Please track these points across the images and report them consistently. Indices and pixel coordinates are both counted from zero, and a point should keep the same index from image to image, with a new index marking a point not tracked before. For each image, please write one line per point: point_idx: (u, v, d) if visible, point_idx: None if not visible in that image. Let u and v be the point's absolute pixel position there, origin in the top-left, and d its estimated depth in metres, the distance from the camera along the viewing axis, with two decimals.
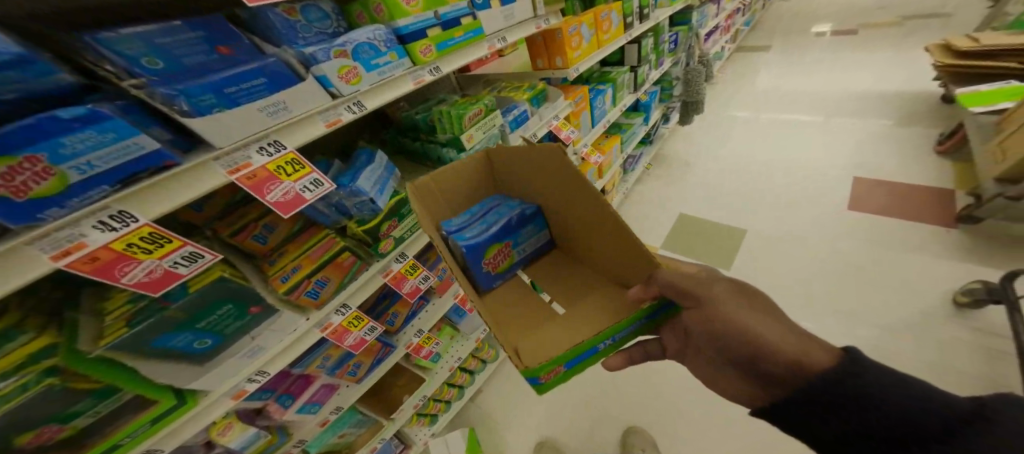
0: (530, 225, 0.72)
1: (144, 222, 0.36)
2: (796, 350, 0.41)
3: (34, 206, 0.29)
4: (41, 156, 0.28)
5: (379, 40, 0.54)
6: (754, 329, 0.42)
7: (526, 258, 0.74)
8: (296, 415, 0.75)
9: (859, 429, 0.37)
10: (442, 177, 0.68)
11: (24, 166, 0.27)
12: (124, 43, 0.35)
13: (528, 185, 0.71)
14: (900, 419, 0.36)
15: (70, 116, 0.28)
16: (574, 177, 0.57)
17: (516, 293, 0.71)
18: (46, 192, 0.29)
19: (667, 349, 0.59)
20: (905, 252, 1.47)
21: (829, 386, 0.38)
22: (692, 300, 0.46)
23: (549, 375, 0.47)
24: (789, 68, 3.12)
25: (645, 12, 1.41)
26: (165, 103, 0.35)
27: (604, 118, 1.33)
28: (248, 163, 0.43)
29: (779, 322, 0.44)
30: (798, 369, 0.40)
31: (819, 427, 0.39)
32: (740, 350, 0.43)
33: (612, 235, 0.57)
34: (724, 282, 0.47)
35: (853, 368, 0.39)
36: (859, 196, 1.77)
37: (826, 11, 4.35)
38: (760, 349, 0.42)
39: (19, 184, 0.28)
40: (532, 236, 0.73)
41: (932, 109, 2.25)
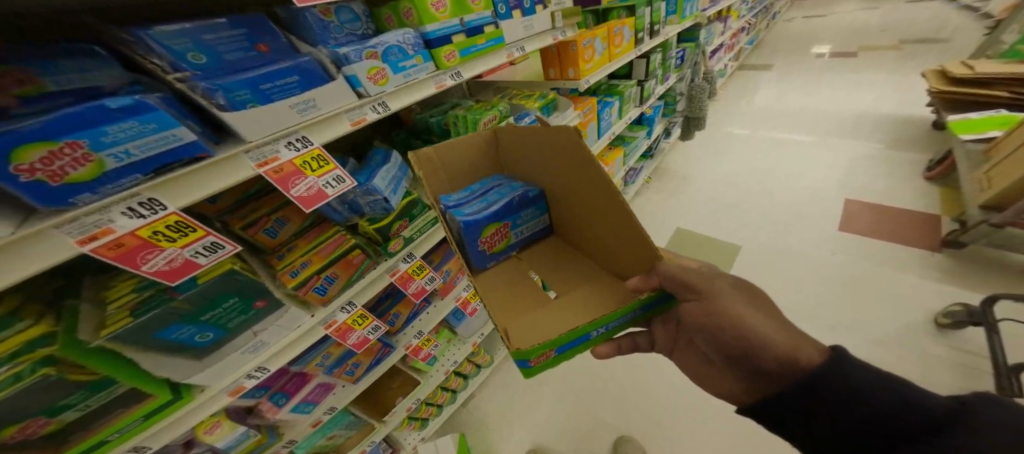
0: (530, 208, 0.73)
1: (172, 210, 0.36)
2: (790, 346, 0.42)
3: (67, 191, 0.29)
4: (82, 142, 0.28)
5: (408, 44, 0.55)
6: (753, 325, 0.43)
7: (522, 240, 0.75)
8: (289, 415, 0.73)
9: (851, 424, 0.38)
10: (444, 149, 0.69)
11: (65, 151, 0.28)
12: (173, 39, 0.36)
13: (533, 167, 0.71)
14: (887, 415, 0.37)
15: (115, 106, 0.30)
16: (577, 157, 0.56)
17: (510, 273, 0.72)
18: (81, 177, 0.29)
19: (656, 343, 0.61)
20: (893, 273, 1.51)
21: (819, 381, 0.40)
22: (694, 293, 0.46)
23: (540, 359, 0.49)
24: (789, 89, 3.20)
25: (655, 28, 1.44)
26: (204, 96, 0.36)
27: (610, 130, 1.36)
28: (276, 156, 0.43)
29: (775, 320, 0.44)
30: (791, 365, 0.41)
31: (809, 425, 0.40)
32: (733, 345, 0.44)
33: (615, 222, 0.57)
34: (727, 278, 0.47)
35: (848, 366, 0.40)
36: (851, 217, 1.82)
37: (828, 33, 4.48)
38: (755, 344, 0.42)
39: (56, 169, 0.28)
40: (530, 220, 0.74)
41: (924, 135, 2.32)
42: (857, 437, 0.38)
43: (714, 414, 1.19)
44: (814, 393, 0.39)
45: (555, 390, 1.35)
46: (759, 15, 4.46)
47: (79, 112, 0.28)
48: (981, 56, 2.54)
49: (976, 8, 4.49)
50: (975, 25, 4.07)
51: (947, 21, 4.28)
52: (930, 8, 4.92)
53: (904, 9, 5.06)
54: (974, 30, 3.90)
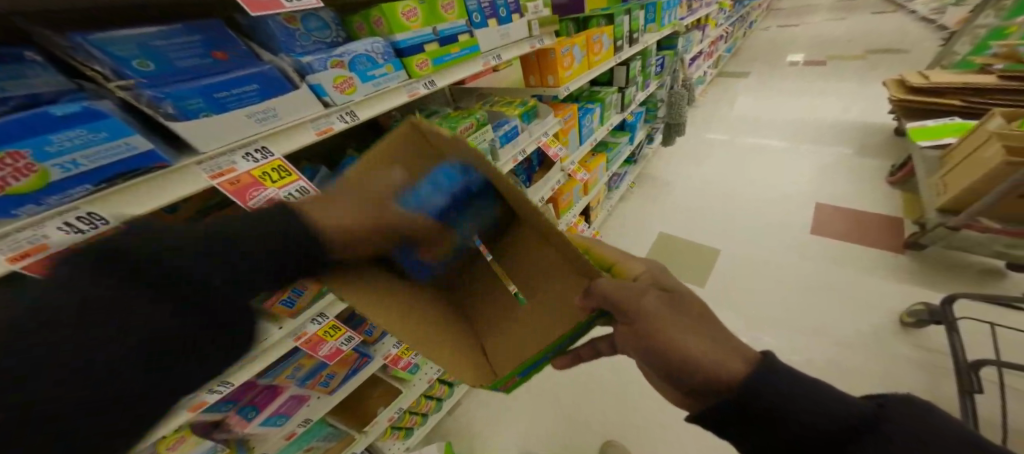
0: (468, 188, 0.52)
1: (114, 225, 0.35)
2: (716, 360, 0.36)
3: (7, 202, 0.28)
4: (25, 152, 0.28)
5: (377, 53, 0.54)
6: (677, 339, 0.37)
7: (475, 233, 0.57)
8: (259, 429, 0.69)
9: (792, 436, 0.35)
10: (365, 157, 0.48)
11: (4, 162, 0.27)
12: (117, 45, 0.35)
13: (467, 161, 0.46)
14: (823, 418, 0.34)
15: (60, 113, 0.29)
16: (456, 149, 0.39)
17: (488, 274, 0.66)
18: (24, 188, 0.28)
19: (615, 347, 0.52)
20: (860, 274, 1.59)
21: (756, 390, 0.35)
22: (625, 317, 0.38)
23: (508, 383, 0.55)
24: (764, 96, 3.33)
25: (634, 36, 1.47)
26: (150, 105, 0.34)
27: (592, 136, 1.37)
28: (232, 168, 0.41)
29: (694, 329, 0.39)
30: (722, 384, 0.36)
31: (760, 433, 0.36)
32: (665, 361, 0.37)
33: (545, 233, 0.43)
34: (655, 292, 0.40)
35: (774, 369, 0.36)
36: (821, 220, 1.90)
37: (799, 42, 4.70)
38: (682, 361, 0.36)
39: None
40: (474, 212, 0.54)
41: (888, 140, 2.45)
42: (800, 442, 0.35)
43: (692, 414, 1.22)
44: (749, 408, 0.35)
45: (539, 396, 1.35)
46: (737, 24, 4.64)
47: (22, 121, 0.27)
48: (938, 65, 2.72)
49: (932, 19, 4.79)
50: (932, 35, 4.35)
51: (907, 31, 4.58)
52: (895, 19, 5.22)
53: (870, 19, 5.34)
54: (933, 39, 4.16)
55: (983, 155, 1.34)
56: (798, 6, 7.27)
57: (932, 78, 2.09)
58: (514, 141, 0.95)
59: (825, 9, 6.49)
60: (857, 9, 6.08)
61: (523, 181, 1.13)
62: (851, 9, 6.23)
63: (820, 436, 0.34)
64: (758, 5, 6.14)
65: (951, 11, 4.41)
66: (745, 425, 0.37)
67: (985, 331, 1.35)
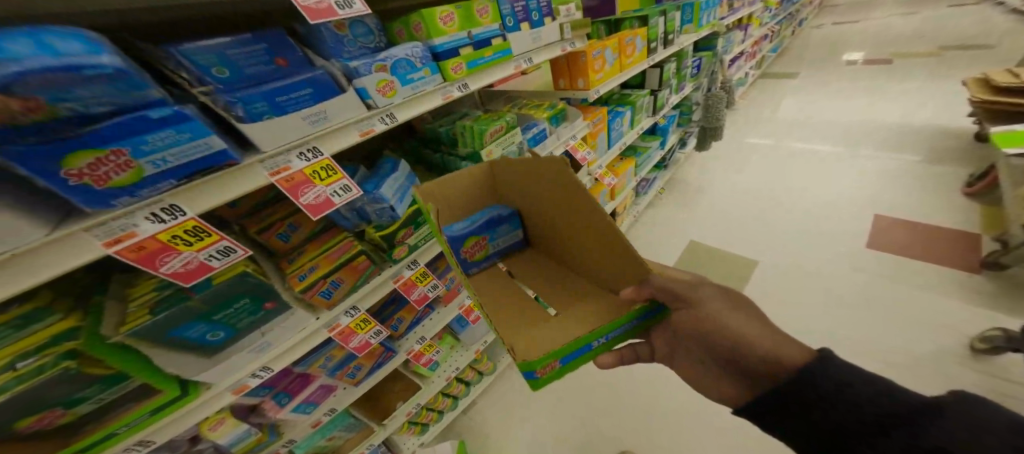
0: (120, 91, 0.31)
1: (190, 216, 0.38)
2: (772, 347, 0.42)
3: (108, 194, 0.32)
4: (125, 150, 0.32)
5: (416, 57, 0.56)
6: (733, 327, 0.44)
7: (501, 251, 0.77)
8: (290, 415, 0.74)
9: (831, 425, 0.37)
10: (444, 183, 0.67)
11: (109, 158, 0.31)
12: (199, 55, 0.39)
13: (521, 190, 0.68)
14: (867, 407, 0.35)
15: (156, 116, 0.32)
16: (556, 179, 0.55)
17: (493, 281, 0.74)
18: (123, 182, 0.33)
19: (655, 353, 0.57)
20: (922, 293, 1.42)
21: (803, 377, 0.39)
22: (683, 302, 0.47)
23: (546, 369, 0.46)
24: (813, 98, 3.10)
25: (669, 37, 1.43)
26: (225, 109, 0.39)
27: (621, 140, 1.34)
28: (287, 166, 0.45)
29: (749, 317, 0.46)
30: (774, 364, 0.41)
31: (799, 419, 0.39)
32: (721, 345, 0.44)
33: (605, 241, 0.55)
34: (712, 287, 0.48)
35: (826, 362, 0.39)
36: (877, 233, 1.73)
37: (855, 40, 4.34)
38: (739, 345, 0.43)
39: (100, 174, 0.31)
40: (508, 234, 0.76)
41: (962, 146, 2.19)
42: (843, 432, 0.36)
43: (719, 434, 1.14)
44: (792, 393, 0.39)
45: (556, 402, 1.32)
46: (784, 24, 4.36)
47: (124, 123, 0.31)
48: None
49: (1023, 12, 4.22)
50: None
51: (991, 26, 4.06)
52: (976, 13, 4.64)
53: (944, 14, 4.81)
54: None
55: None
56: (856, 2, 6.71)
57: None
58: (542, 144, 0.95)
59: (888, 4, 5.93)
60: (926, 4, 5.51)
61: None
62: (920, 3, 5.64)
63: (857, 423, 0.35)
64: (809, 2, 5.76)
65: None
66: (785, 411, 0.40)
67: None
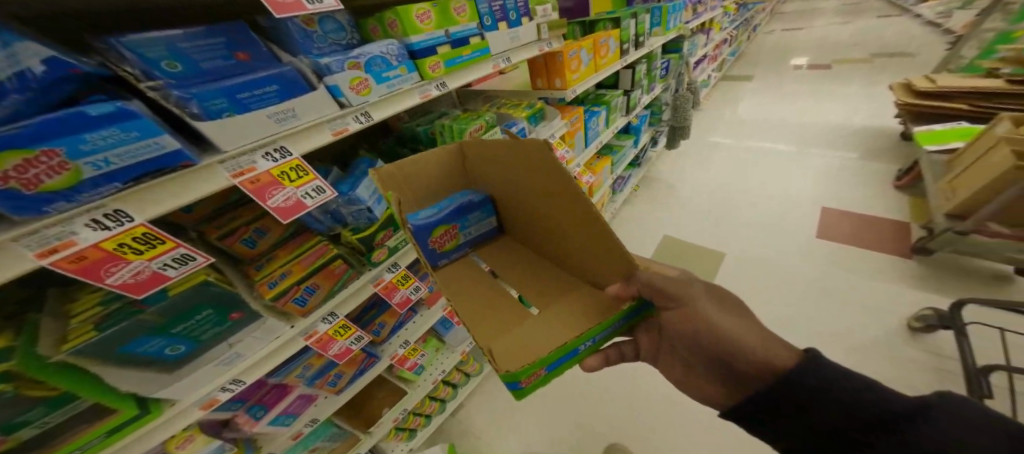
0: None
1: (140, 222, 0.35)
2: (765, 352, 0.46)
3: (41, 199, 0.28)
4: (59, 150, 0.28)
5: (391, 55, 0.55)
6: (728, 332, 0.47)
7: (473, 239, 0.77)
8: (268, 428, 0.69)
9: (826, 427, 0.42)
10: (409, 166, 0.65)
11: (40, 160, 0.27)
12: (147, 47, 0.36)
13: (498, 177, 0.68)
14: (857, 411, 0.41)
15: (96, 113, 0.29)
16: (541, 168, 0.54)
17: (463, 269, 0.75)
18: (56, 185, 0.29)
19: (641, 351, 0.60)
20: (867, 279, 1.58)
21: (796, 381, 0.43)
22: (673, 301, 0.49)
23: (531, 379, 0.47)
24: (769, 100, 3.33)
25: (640, 39, 1.48)
26: (178, 105, 0.36)
27: (597, 139, 1.38)
28: (252, 167, 0.42)
29: (744, 321, 0.49)
30: (767, 368, 0.45)
31: (794, 419, 0.43)
32: (714, 349, 0.47)
33: (587, 232, 0.56)
34: (700, 284, 0.51)
35: (818, 366, 0.44)
36: (826, 224, 1.89)
37: (803, 46, 4.71)
38: (734, 349, 0.46)
39: (30, 178, 0.27)
40: (479, 221, 0.77)
41: (894, 144, 2.44)
42: (837, 433, 0.42)
43: (695, 418, 1.21)
44: (787, 395, 0.43)
45: (542, 397, 1.35)
46: (741, 29, 4.64)
47: (57, 118, 0.28)
48: (946, 68, 2.70)
49: (939, 22, 4.77)
50: (941, 38, 4.31)
51: (914, 35, 4.55)
52: (901, 23, 5.18)
53: (875, 23, 5.33)
54: (940, 43, 4.12)
55: (991, 160, 1.32)
56: (803, 10, 7.29)
57: (937, 82, 2.09)
58: None
59: (830, 13, 6.48)
60: (862, 14, 6.08)
61: None
62: (856, 12, 6.23)
63: (850, 424, 0.41)
64: (762, 8, 6.17)
65: (958, 15, 4.37)
66: (783, 415, 0.44)
67: (995, 336, 1.33)
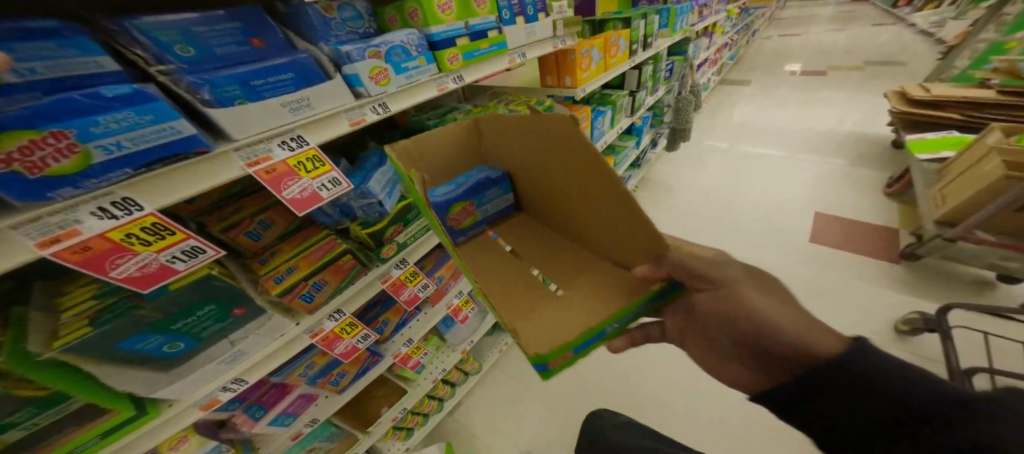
0: (76, 57, 0.30)
1: (149, 211, 0.33)
2: (807, 333, 0.41)
3: (44, 184, 0.26)
4: (70, 132, 0.26)
5: (412, 44, 0.53)
6: (767, 315, 0.41)
7: (491, 216, 0.76)
8: (268, 428, 0.67)
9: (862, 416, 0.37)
10: (427, 142, 0.64)
11: (48, 141, 0.25)
12: (159, 29, 0.34)
13: (518, 153, 0.66)
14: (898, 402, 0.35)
15: (110, 94, 0.28)
16: (564, 141, 0.52)
17: (483, 247, 0.74)
18: (64, 170, 0.27)
19: (667, 332, 0.57)
20: (858, 282, 1.61)
21: (836, 367, 0.38)
22: (708, 282, 0.45)
23: (558, 361, 0.48)
24: (766, 105, 3.37)
25: (648, 40, 1.48)
26: (189, 91, 0.34)
27: (602, 139, 1.38)
28: (268, 156, 0.40)
29: (786, 306, 0.44)
30: (810, 355, 0.39)
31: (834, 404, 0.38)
32: (750, 334, 0.42)
33: (612, 208, 0.55)
34: (736, 265, 0.47)
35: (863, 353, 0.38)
36: (820, 229, 1.93)
37: (800, 52, 4.78)
38: (775, 334, 0.41)
39: (36, 161, 0.25)
40: (497, 198, 0.75)
41: (886, 151, 2.50)
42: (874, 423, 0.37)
43: (693, 418, 1.22)
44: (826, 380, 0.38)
45: (540, 397, 1.34)
46: (742, 33, 4.70)
47: (69, 99, 0.26)
48: (937, 79, 2.77)
49: (931, 33, 4.88)
50: (931, 49, 4.42)
51: (907, 45, 4.65)
52: (895, 33, 5.30)
53: (869, 32, 5.45)
54: (931, 54, 4.23)
55: (982, 169, 1.36)
56: (800, 17, 7.41)
57: (933, 92, 2.14)
58: None
59: (827, 20, 6.59)
60: (857, 22, 6.19)
61: None
62: (851, 20, 6.37)
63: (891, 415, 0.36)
64: (763, 12, 6.24)
65: (952, 25, 4.47)
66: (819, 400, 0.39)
67: (977, 338, 1.38)
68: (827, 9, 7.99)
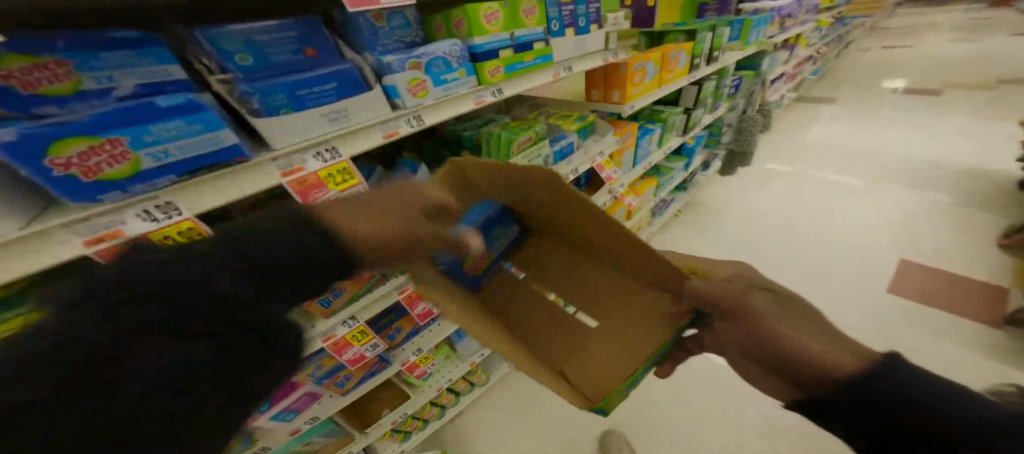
0: (148, 66, 0.35)
1: (186, 216, 0.34)
2: (826, 351, 0.32)
3: (97, 188, 0.29)
4: (123, 140, 0.28)
5: (453, 56, 0.52)
6: (783, 336, 0.34)
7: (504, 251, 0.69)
8: (268, 422, 0.69)
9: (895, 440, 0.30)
10: None
11: (104, 147, 0.28)
12: (224, 39, 0.35)
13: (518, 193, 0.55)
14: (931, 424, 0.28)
15: (164, 104, 0.30)
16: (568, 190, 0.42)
17: (503, 287, 0.69)
18: (114, 175, 0.29)
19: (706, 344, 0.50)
20: (945, 347, 1.34)
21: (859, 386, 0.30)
22: (727, 315, 0.39)
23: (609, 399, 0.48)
24: (847, 128, 2.97)
25: (713, 54, 1.36)
26: (241, 100, 0.35)
27: (647, 159, 1.28)
28: (301, 166, 0.40)
29: (806, 326, 0.36)
30: (831, 372, 0.31)
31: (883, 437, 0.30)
32: (767, 356, 0.34)
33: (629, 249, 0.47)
34: (758, 291, 0.40)
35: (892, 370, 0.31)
36: (900, 277, 1.64)
37: (903, 69, 4.14)
38: (790, 356, 0.33)
39: (92, 165, 0.28)
40: (503, 233, 0.68)
41: (1003, 194, 2.07)
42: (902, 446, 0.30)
43: None
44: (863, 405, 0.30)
45: (546, 420, 1.25)
46: (829, 46, 4.19)
47: (128, 109, 0.28)
48: None
49: None
50: None
51: None
52: None
53: (1001, 48, 4.56)
54: None
55: None
56: (907, 28, 6.43)
57: None
58: (568, 158, 0.89)
59: (944, 32, 5.62)
60: (988, 34, 5.20)
61: None
62: (980, 31, 5.34)
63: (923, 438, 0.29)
64: (858, 25, 5.54)
65: None
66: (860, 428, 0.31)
67: None
68: (943, 19, 6.84)
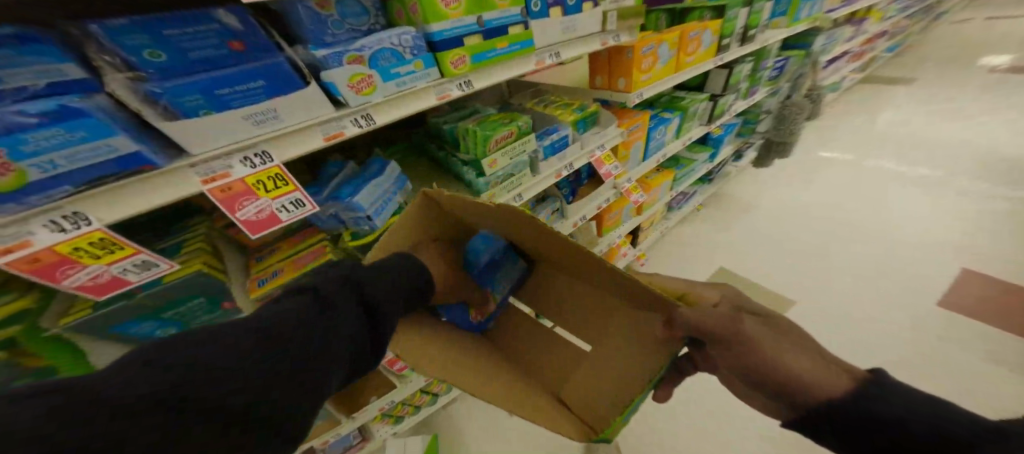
0: (40, 64, 0.30)
1: (97, 227, 0.33)
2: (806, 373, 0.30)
3: None
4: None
5: (404, 47, 0.47)
6: (766, 360, 0.31)
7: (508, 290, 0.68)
8: None
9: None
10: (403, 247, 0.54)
11: None
12: (128, 33, 0.33)
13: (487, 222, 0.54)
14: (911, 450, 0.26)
15: (33, 111, 0.26)
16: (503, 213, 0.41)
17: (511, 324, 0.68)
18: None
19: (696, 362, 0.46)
20: (1010, 378, 1.14)
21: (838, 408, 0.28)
22: (711, 338, 0.35)
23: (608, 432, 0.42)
24: (921, 115, 2.56)
25: (749, 33, 1.20)
26: (148, 100, 0.33)
27: (660, 151, 1.17)
28: (226, 172, 0.38)
29: (794, 345, 0.33)
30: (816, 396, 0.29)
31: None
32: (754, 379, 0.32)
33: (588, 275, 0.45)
34: (746, 314, 0.35)
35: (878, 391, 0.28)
36: (960, 292, 1.42)
37: (1005, 44, 3.47)
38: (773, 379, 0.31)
39: None
40: (505, 272, 0.68)
41: None
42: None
43: None
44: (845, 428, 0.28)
45: None
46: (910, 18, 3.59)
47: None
48: None
49: None
50: None
51: None
52: None
53: None
54: None
55: None
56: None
57: None
58: (561, 152, 0.83)
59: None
60: None
61: (566, 195, 1.01)
62: None
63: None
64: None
65: None
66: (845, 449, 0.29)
67: None
68: None
